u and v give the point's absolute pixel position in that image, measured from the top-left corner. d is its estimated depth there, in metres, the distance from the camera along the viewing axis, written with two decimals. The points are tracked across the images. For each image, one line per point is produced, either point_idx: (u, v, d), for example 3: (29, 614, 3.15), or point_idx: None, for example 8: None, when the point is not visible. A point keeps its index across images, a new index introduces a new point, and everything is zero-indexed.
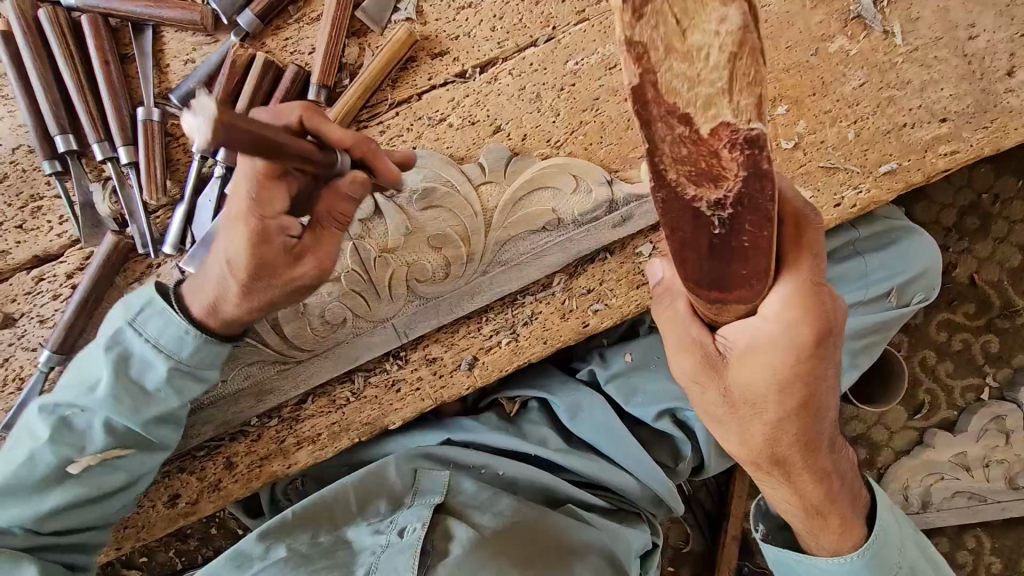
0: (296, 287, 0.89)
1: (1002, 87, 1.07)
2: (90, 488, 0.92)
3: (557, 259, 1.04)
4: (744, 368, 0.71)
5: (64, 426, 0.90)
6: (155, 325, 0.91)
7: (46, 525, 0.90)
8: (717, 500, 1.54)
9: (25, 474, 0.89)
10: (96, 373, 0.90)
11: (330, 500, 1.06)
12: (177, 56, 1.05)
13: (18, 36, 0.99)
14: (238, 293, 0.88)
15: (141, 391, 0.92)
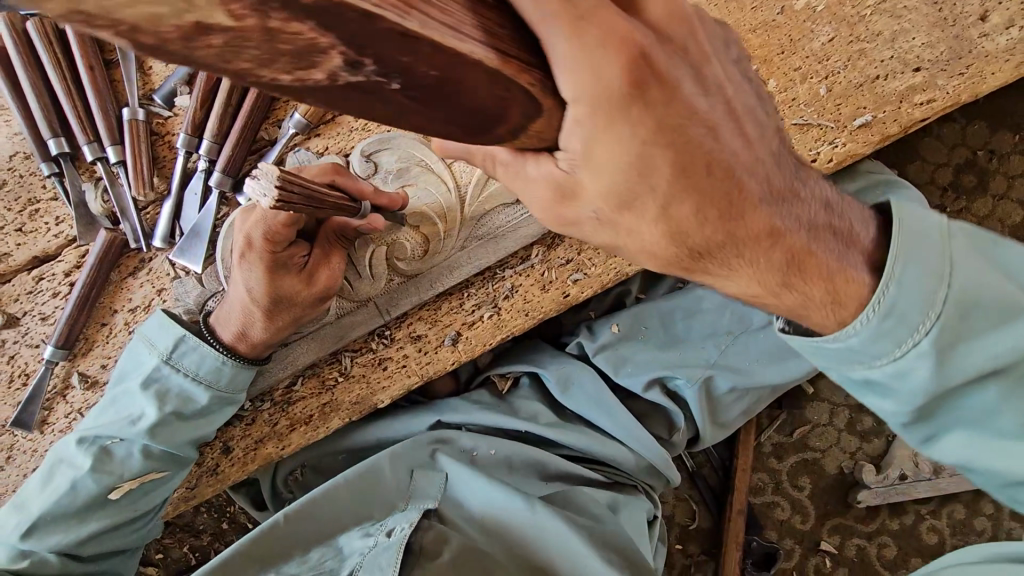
0: (314, 303, 0.98)
1: (975, 33, 1.06)
2: (129, 510, 1.00)
3: (533, 230, 1.05)
4: (596, 148, 0.56)
5: (104, 455, 0.98)
6: (191, 360, 0.99)
7: (89, 546, 0.98)
8: (722, 475, 1.52)
9: (67, 502, 0.96)
10: (135, 406, 0.98)
11: (321, 506, 1.05)
12: (158, 59, 1.10)
13: (9, 48, 1.04)
14: (262, 320, 0.96)
15: (178, 418, 1.00)
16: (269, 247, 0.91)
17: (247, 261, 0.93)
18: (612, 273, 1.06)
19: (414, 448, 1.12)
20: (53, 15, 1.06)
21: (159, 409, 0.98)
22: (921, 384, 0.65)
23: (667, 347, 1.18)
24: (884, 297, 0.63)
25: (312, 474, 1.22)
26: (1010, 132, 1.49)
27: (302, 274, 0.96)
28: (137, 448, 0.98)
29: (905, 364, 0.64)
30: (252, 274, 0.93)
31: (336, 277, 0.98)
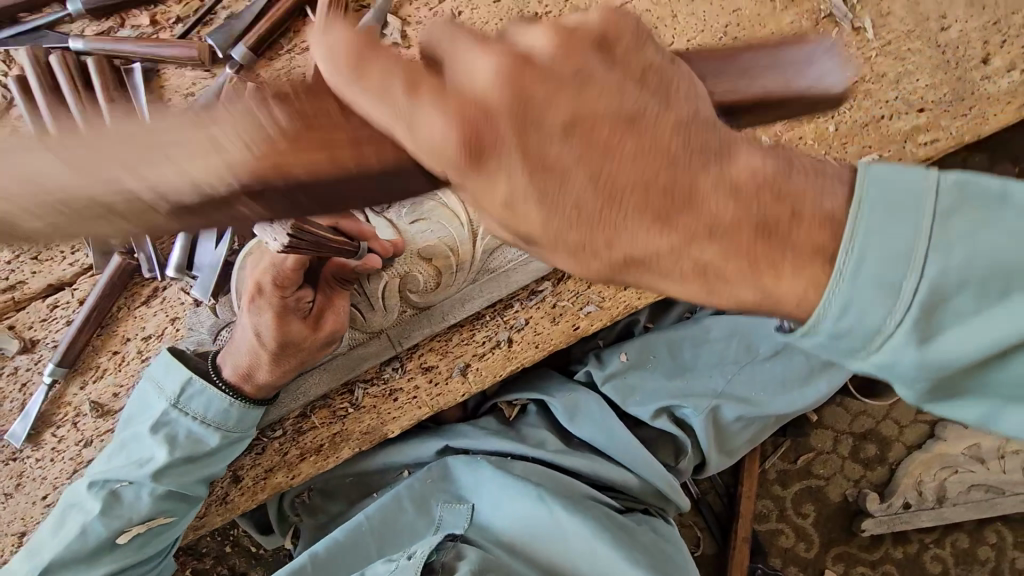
0: (320, 347, 0.99)
1: (977, 75, 1.08)
2: (141, 551, 1.03)
3: (544, 264, 1.07)
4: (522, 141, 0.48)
5: (114, 499, 0.99)
6: (199, 403, 1.00)
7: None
8: (727, 503, 1.52)
9: (78, 547, 0.97)
10: (144, 451, 0.98)
11: (348, 540, 1.06)
12: (177, 91, 1.12)
13: (32, 82, 1.08)
14: (268, 363, 0.97)
15: (187, 461, 1.00)
16: (278, 292, 0.93)
17: (255, 303, 0.95)
18: (621, 307, 1.08)
19: (427, 478, 1.14)
20: (75, 48, 1.09)
21: (168, 453, 0.98)
22: (862, 365, 0.49)
23: (675, 376, 1.20)
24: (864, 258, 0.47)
25: (320, 499, 1.23)
26: (1009, 165, 1.52)
27: (306, 317, 0.97)
28: (147, 491, 0.99)
29: (849, 347, 0.49)
30: (260, 318, 0.95)
31: (341, 321, 0.99)
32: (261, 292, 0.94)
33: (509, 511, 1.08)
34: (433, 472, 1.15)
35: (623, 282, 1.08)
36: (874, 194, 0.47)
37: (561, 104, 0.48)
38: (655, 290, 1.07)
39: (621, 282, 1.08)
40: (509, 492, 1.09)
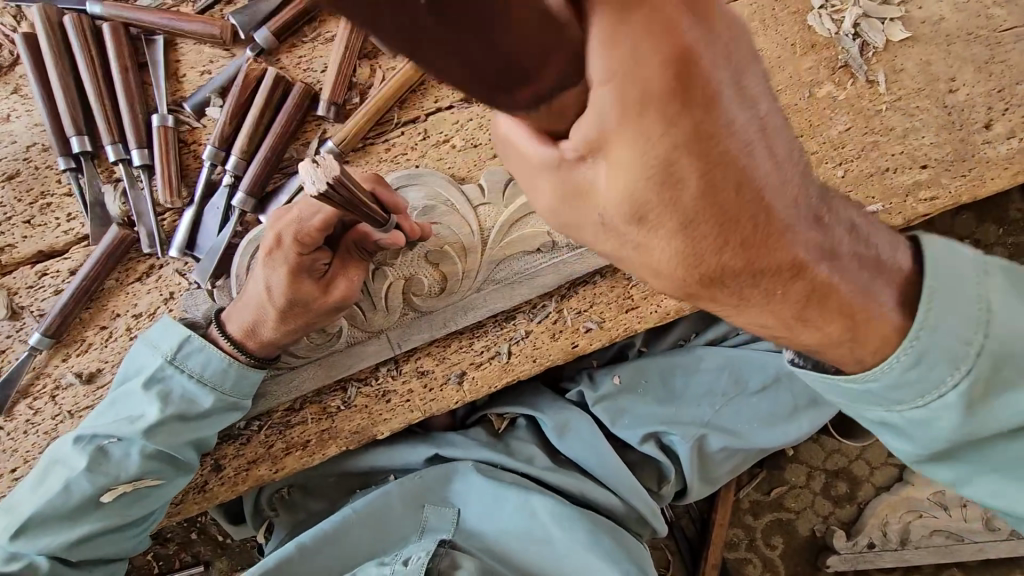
0: (328, 312, 0.97)
1: (979, 139, 1.12)
2: (123, 514, 0.98)
3: (551, 280, 1.07)
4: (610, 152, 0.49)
5: (101, 456, 0.95)
6: (196, 360, 0.98)
7: (80, 550, 0.96)
8: (699, 528, 1.54)
9: (61, 502, 0.93)
10: (136, 406, 0.96)
11: (332, 535, 1.07)
12: (192, 67, 1.09)
13: (43, 42, 1.04)
14: (274, 319, 0.96)
15: (179, 420, 0.97)
16: (298, 250, 0.91)
17: (271, 258, 0.93)
18: (621, 329, 1.08)
19: (416, 483, 1.13)
20: (90, 11, 1.05)
21: (161, 410, 0.96)
22: (952, 430, 0.66)
23: (664, 402, 1.21)
24: (911, 342, 0.62)
25: (300, 494, 1.22)
26: (993, 225, 1.59)
27: (315, 282, 0.95)
28: (134, 450, 0.95)
29: (931, 412, 0.66)
30: (274, 273, 0.93)
31: (351, 291, 0.96)
32: (276, 248, 0.92)
33: (497, 519, 1.11)
34: (416, 480, 1.14)
35: (625, 304, 1.09)
36: (946, 276, 0.63)
37: (640, 134, 0.46)
38: (656, 316, 1.08)
39: (623, 304, 1.09)
40: (496, 500, 1.11)
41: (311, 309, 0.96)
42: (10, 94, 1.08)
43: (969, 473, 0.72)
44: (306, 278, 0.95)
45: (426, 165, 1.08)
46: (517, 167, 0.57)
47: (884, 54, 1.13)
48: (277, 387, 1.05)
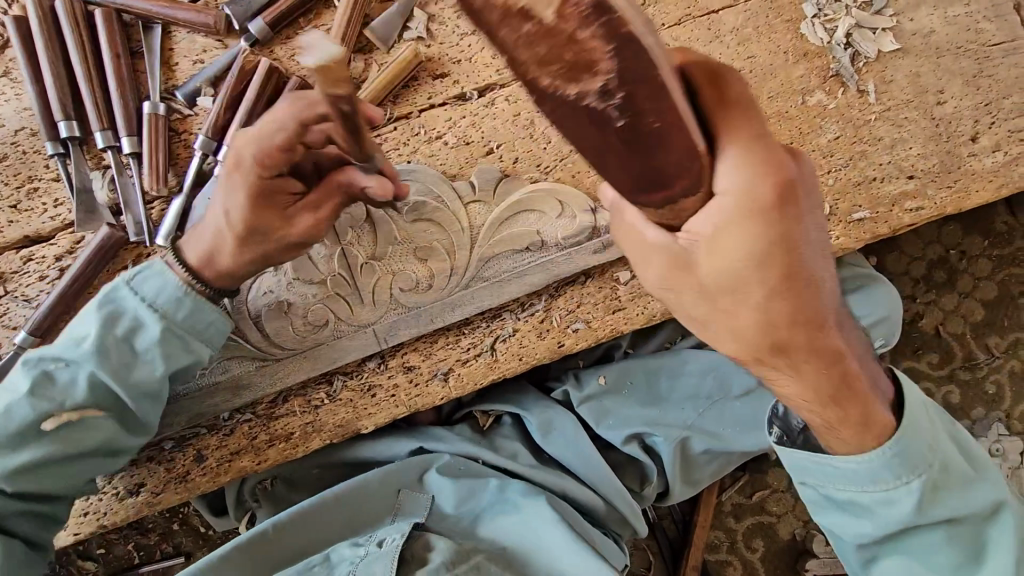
0: (293, 251, 0.96)
1: (966, 151, 1.14)
2: (67, 444, 0.90)
3: (539, 279, 1.07)
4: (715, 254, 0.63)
5: (46, 381, 0.90)
6: (152, 285, 0.93)
7: (15, 480, 0.88)
8: (681, 530, 1.56)
9: (0, 426, 0.87)
10: (86, 326, 0.91)
11: (309, 515, 1.07)
12: (186, 56, 1.09)
13: (35, 27, 1.03)
14: (232, 246, 0.93)
15: (128, 350, 0.92)
16: (257, 169, 0.88)
17: (230, 179, 0.91)
18: (607, 330, 1.09)
19: (399, 472, 1.13)
20: None
21: (116, 323, 0.91)
22: (902, 517, 0.80)
23: (648, 404, 1.22)
24: (894, 442, 0.78)
25: (284, 487, 1.21)
26: (980, 237, 1.61)
27: (278, 218, 0.93)
28: (83, 375, 0.90)
29: (890, 495, 0.79)
30: (233, 195, 0.91)
31: (311, 227, 0.94)
32: (235, 163, 0.89)
33: (475, 503, 1.11)
34: (398, 468, 1.13)
35: (612, 305, 1.09)
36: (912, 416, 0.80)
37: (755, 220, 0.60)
38: (642, 317, 1.09)
39: (610, 305, 1.09)
40: (474, 486, 1.12)
41: (277, 243, 0.94)
42: None
43: (891, 558, 0.85)
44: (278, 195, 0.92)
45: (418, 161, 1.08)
46: (632, 249, 0.70)
47: (875, 65, 1.14)
48: (237, 359, 1.03)
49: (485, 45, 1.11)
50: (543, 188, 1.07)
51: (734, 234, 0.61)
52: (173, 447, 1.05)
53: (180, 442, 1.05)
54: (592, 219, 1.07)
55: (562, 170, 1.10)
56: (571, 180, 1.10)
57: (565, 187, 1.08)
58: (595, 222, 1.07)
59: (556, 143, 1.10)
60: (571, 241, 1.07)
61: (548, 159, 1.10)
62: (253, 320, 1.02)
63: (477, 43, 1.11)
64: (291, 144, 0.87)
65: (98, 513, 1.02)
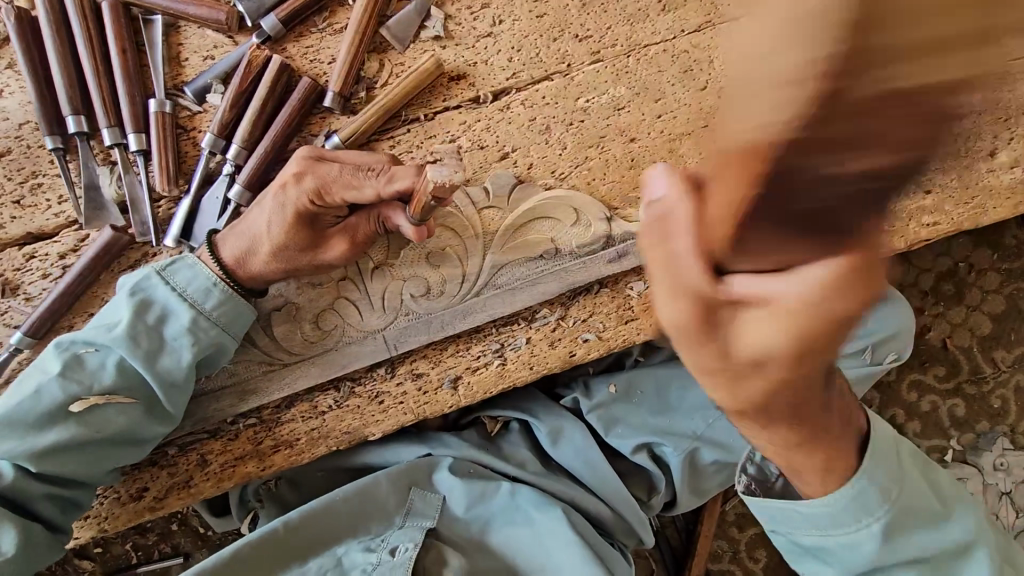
0: (320, 266, 0.97)
1: (984, 166, 1.13)
2: (92, 427, 0.91)
3: (551, 287, 1.06)
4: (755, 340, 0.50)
5: (78, 363, 0.91)
6: (183, 275, 0.95)
7: (41, 463, 0.89)
8: (684, 539, 1.55)
9: (32, 406, 0.88)
10: (118, 312, 0.93)
11: (320, 514, 1.06)
12: (195, 52, 1.07)
13: (41, 19, 1.01)
14: (267, 254, 0.94)
15: (158, 338, 0.93)
16: (315, 199, 0.90)
17: (284, 192, 0.91)
18: (620, 340, 1.07)
19: (408, 474, 1.12)
20: None
21: (143, 311, 0.93)
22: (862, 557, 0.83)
23: (658, 413, 1.21)
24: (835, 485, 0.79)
25: (289, 491, 1.20)
26: (988, 250, 1.60)
27: (314, 234, 0.94)
28: (113, 359, 0.92)
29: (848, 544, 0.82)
30: (281, 211, 0.91)
31: (342, 254, 0.96)
32: (295, 184, 0.90)
33: (484, 509, 1.11)
34: (405, 472, 1.12)
35: (625, 316, 1.08)
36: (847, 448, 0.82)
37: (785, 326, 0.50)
38: (655, 328, 1.08)
39: (623, 315, 1.08)
40: (485, 491, 1.12)
41: (307, 258, 0.95)
42: (4, 69, 1.05)
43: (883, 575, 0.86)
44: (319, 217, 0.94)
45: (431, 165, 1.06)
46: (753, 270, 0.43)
47: None
48: (245, 362, 1.02)
49: (501, 47, 1.09)
50: (558, 195, 1.05)
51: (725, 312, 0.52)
52: (175, 451, 1.03)
53: (184, 446, 1.03)
54: (607, 228, 1.06)
55: (578, 177, 1.08)
56: (586, 187, 1.08)
57: (579, 194, 1.06)
58: (611, 231, 1.06)
59: (572, 149, 1.08)
60: (584, 250, 1.06)
61: (564, 165, 1.08)
62: (262, 323, 1.01)
63: (493, 46, 1.10)
64: (359, 200, 0.91)
65: (99, 517, 1.00)
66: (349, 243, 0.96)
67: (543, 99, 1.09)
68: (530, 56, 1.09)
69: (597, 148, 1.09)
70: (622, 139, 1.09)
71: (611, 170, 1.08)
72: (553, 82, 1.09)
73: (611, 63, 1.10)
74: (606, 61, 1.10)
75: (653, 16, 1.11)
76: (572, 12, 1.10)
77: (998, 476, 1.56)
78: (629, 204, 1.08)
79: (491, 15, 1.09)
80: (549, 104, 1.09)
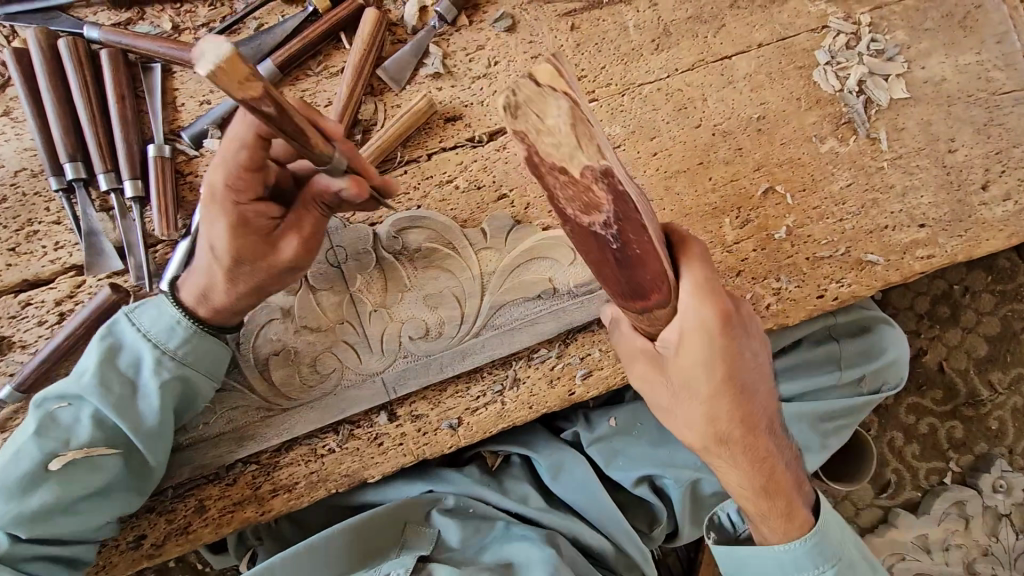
0: (280, 272, 0.93)
1: (977, 199, 1.14)
2: (74, 485, 0.90)
3: (550, 327, 1.06)
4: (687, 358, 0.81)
5: (49, 422, 0.90)
6: (148, 316, 0.95)
7: (31, 526, 0.88)
8: (686, 567, 1.54)
9: (7, 472, 0.87)
10: (85, 362, 0.92)
11: (317, 547, 1.05)
12: (192, 97, 1.07)
13: (37, 68, 1.01)
14: (223, 280, 0.91)
15: (129, 383, 0.93)
16: (230, 197, 0.85)
17: (211, 211, 0.87)
18: (618, 377, 1.07)
19: (406, 508, 1.13)
20: (89, 37, 1.03)
21: (112, 361, 0.93)
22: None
23: (659, 445, 1.21)
24: (811, 539, 0.92)
25: (287, 527, 1.19)
26: (982, 273, 1.61)
27: (263, 239, 0.90)
28: (85, 413, 0.91)
29: (791, 562, 0.93)
30: (214, 227, 0.88)
31: (294, 249, 0.91)
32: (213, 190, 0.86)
33: (482, 542, 1.11)
34: (404, 505, 1.12)
35: None
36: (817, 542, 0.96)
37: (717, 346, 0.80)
38: None
39: None
40: (481, 524, 1.13)
41: (257, 266, 0.91)
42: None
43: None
44: (259, 224, 0.89)
45: (428, 207, 1.07)
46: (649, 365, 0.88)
47: (887, 112, 1.14)
48: (243, 408, 1.01)
49: (497, 88, 1.11)
50: (555, 234, 1.06)
51: (724, 344, 0.81)
52: (172, 497, 1.02)
53: (181, 492, 1.02)
54: None
55: None
56: None
57: None
58: None
59: None
60: (582, 289, 1.06)
61: None
62: (260, 367, 1.01)
63: (488, 87, 1.11)
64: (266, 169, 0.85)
65: (95, 568, 0.99)
66: (302, 238, 0.91)
67: None
68: None
69: None
70: None
71: None
72: None
73: (606, 101, 1.11)
74: (601, 99, 1.11)
75: (647, 55, 1.13)
76: (566, 52, 1.12)
77: (998, 499, 1.56)
78: None
79: (486, 56, 1.11)
80: None
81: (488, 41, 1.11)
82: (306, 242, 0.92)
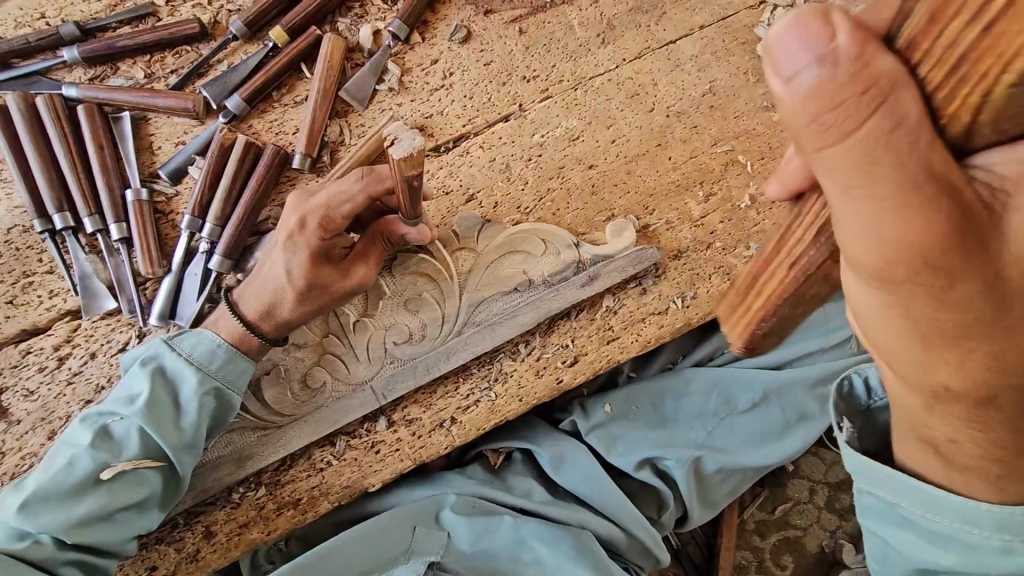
0: (343, 297, 0.99)
1: None
2: (117, 495, 0.91)
3: (530, 317, 1.08)
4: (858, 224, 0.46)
5: (104, 434, 0.93)
6: (191, 341, 0.98)
7: (74, 534, 0.89)
8: (707, 554, 1.52)
9: (62, 479, 0.89)
10: (136, 380, 0.96)
11: (322, 560, 1.05)
12: (167, 139, 1.13)
13: (18, 128, 1.07)
14: (293, 301, 0.96)
15: (172, 403, 0.96)
16: (320, 233, 0.92)
17: (293, 241, 0.93)
18: (604, 360, 1.09)
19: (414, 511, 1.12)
20: (67, 95, 1.10)
21: (157, 381, 0.95)
22: None
23: (657, 428, 1.21)
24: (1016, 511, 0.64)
25: (297, 546, 1.19)
26: None
27: (335, 267, 0.96)
28: (133, 428, 0.94)
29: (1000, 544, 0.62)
30: (293, 256, 0.93)
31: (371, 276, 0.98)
32: (298, 224, 0.93)
33: (489, 543, 1.10)
34: (409, 511, 1.12)
35: (606, 336, 1.10)
36: None
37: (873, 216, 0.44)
38: (637, 345, 1.09)
39: (604, 336, 1.09)
40: (487, 524, 1.11)
41: (327, 294, 0.97)
42: None
43: None
44: (328, 259, 0.96)
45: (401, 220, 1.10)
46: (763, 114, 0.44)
47: None
48: (238, 430, 1.04)
49: (455, 97, 1.16)
50: (524, 227, 1.08)
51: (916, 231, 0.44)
52: (179, 527, 1.03)
53: (189, 518, 1.04)
54: (576, 254, 1.08)
55: (542, 209, 1.12)
56: (552, 218, 1.12)
57: (545, 225, 1.09)
58: (580, 256, 1.08)
59: (533, 183, 1.13)
60: (556, 277, 1.08)
61: (527, 200, 1.12)
62: (252, 388, 1.04)
63: (446, 96, 1.16)
64: (357, 213, 0.92)
65: None
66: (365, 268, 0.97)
67: (499, 140, 1.15)
68: (482, 101, 1.16)
69: (558, 179, 1.13)
70: (579, 167, 1.14)
71: (573, 198, 1.13)
72: (508, 122, 1.15)
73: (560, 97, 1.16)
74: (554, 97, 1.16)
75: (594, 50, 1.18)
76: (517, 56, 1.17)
77: None
78: (594, 228, 1.12)
79: (441, 68, 1.16)
80: (506, 144, 1.15)
81: (443, 54, 1.17)
82: (368, 271, 0.98)
